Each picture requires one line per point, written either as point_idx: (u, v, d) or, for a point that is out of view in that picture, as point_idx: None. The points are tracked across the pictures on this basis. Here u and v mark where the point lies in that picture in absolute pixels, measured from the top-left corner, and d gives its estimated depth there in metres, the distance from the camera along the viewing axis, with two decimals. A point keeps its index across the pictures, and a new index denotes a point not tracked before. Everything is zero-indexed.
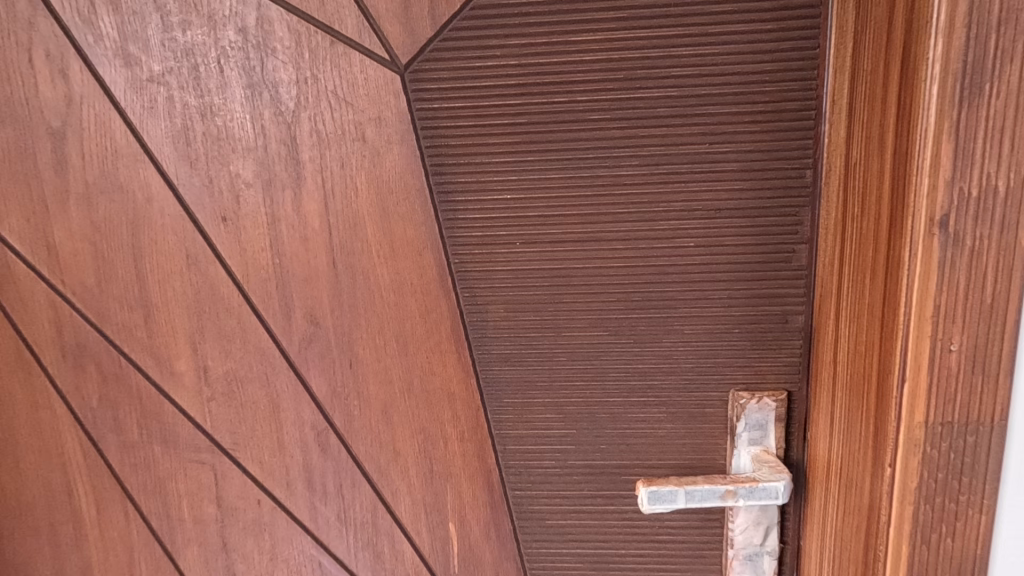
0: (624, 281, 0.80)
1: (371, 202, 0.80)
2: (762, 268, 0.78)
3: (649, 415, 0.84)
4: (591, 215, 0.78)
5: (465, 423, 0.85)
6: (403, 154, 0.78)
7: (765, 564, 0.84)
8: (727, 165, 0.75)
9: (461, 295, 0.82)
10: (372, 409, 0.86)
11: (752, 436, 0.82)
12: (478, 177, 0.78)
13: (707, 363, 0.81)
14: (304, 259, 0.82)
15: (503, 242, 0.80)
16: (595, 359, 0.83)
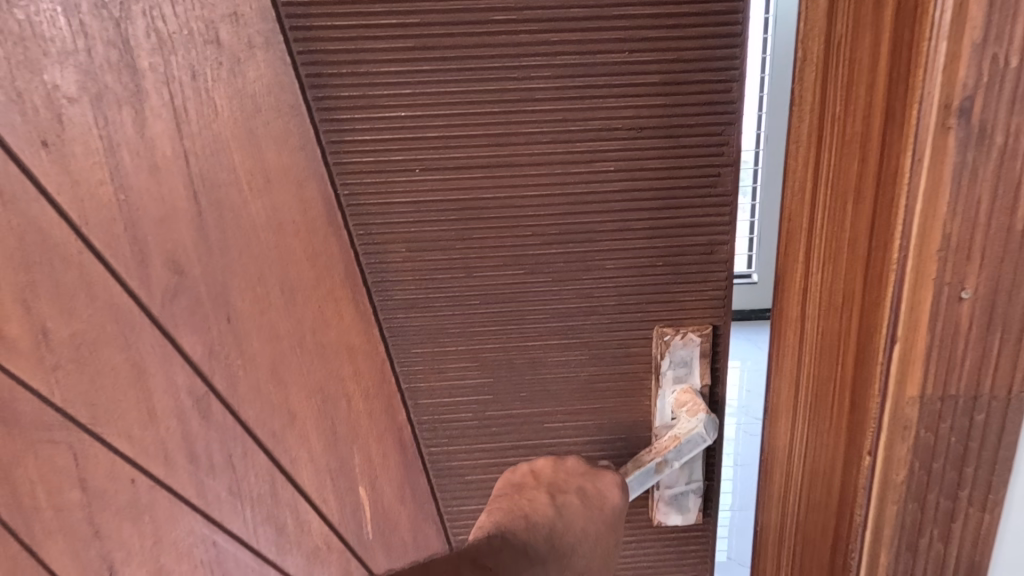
0: (540, 212, 0.72)
1: (234, 122, 0.65)
2: (688, 195, 0.72)
3: (570, 358, 0.78)
4: (501, 136, 0.69)
5: (370, 378, 0.76)
6: (269, 62, 0.64)
7: (691, 502, 0.82)
8: (650, 76, 0.67)
9: (357, 234, 0.70)
10: (258, 370, 0.74)
11: (677, 372, 0.78)
12: (367, 92, 0.66)
13: (631, 300, 0.76)
14: (155, 194, 0.67)
15: (403, 170, 0.69)
16: (511, 301, 0.75)
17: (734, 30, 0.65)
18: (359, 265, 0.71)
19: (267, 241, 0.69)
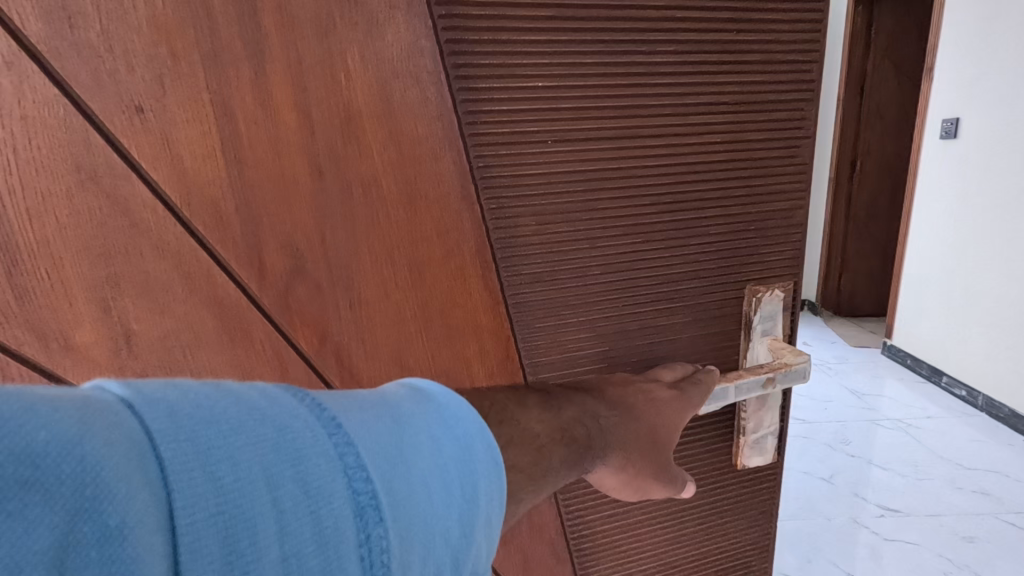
0: (667, 181, 0.70)
1: (370, 88, 0.59)
2: (781, 164, 0.74)
3: (680, 327, 0.79)
4: (637, 103, 0.66)
5: (494, 358, 0.72)
6: (409, 25, 0.58)
7: (769, 442, 0.85)
8: (754, 56, 0.67)
9: (486, 207, 0.66)
10: (382, 359, 0.67)
11: (765, 327, 0.81)
12: (506, 62, 0.60)
13: (740, 265, 0.77)
14: (274, 168, 0.57)
15: (534, 141, 0.64)
16: (633, 273, 0.73)
17: (828, 4, 0.68)
18: (487, 240, 0.67)
19: (394, 217, 0.63)
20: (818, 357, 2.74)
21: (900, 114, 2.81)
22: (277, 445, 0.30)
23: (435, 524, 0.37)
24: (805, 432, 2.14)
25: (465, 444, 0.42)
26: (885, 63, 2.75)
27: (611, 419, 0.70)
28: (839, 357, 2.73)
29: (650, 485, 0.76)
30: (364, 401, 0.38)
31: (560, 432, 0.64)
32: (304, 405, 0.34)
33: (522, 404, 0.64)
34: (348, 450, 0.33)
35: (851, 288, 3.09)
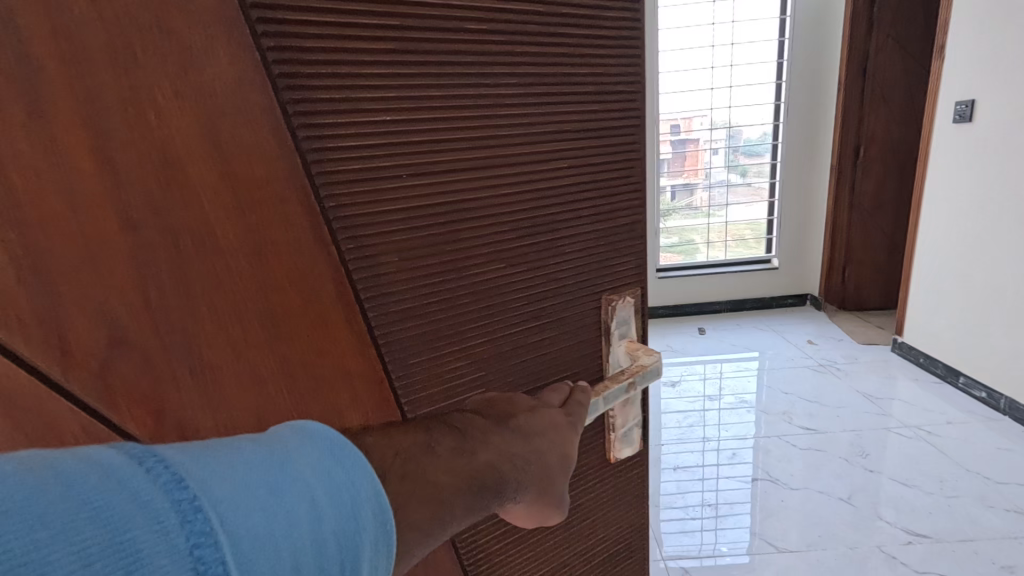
0: (530, 201, 0.66)
1: (190, 126, 0.50)
2: (622, 185, 0.73)
3: (557, 346, 0.75)
4: (490, 124, 0.61)
5: (369, 404, 0.65)
6: (234, 60, 0.50)
7: (636, 434, 0.80)
8: (586, 78, 0.66)
9: (343, 249, 0.58)
10: (233, 426, 0.59)
11: (621, 332, 0.80)
12: (348, 93, 0.54)
13: (607, 274, 0.76)
14: (64, 228, 0.48)
15: (382, 176, 0.58)
16: (509, 298, 0.68)
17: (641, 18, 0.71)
18: (347, 284, 0.59)
19: (236, 267, 0.55)
20: (826, 358, 2.58)
21: (905, 97, 2.72)
22: (113, 540, 0.26)
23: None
24: (817, 444, 2.01)
25: (352, 508, 0.35)
26: (887, 41, 2.64)
27: (518, 455, 0.58)
28: (848, 357, 2.56)
29: (545, 516, 0.64)
30: (234, 459, 0.33)
31: (467, 480, 0.51)
32: (153, 479, 0.29)
33: (428, 447, 0.51)
34: (209, 540, 0.29)
35: (857, 280, 2.99)
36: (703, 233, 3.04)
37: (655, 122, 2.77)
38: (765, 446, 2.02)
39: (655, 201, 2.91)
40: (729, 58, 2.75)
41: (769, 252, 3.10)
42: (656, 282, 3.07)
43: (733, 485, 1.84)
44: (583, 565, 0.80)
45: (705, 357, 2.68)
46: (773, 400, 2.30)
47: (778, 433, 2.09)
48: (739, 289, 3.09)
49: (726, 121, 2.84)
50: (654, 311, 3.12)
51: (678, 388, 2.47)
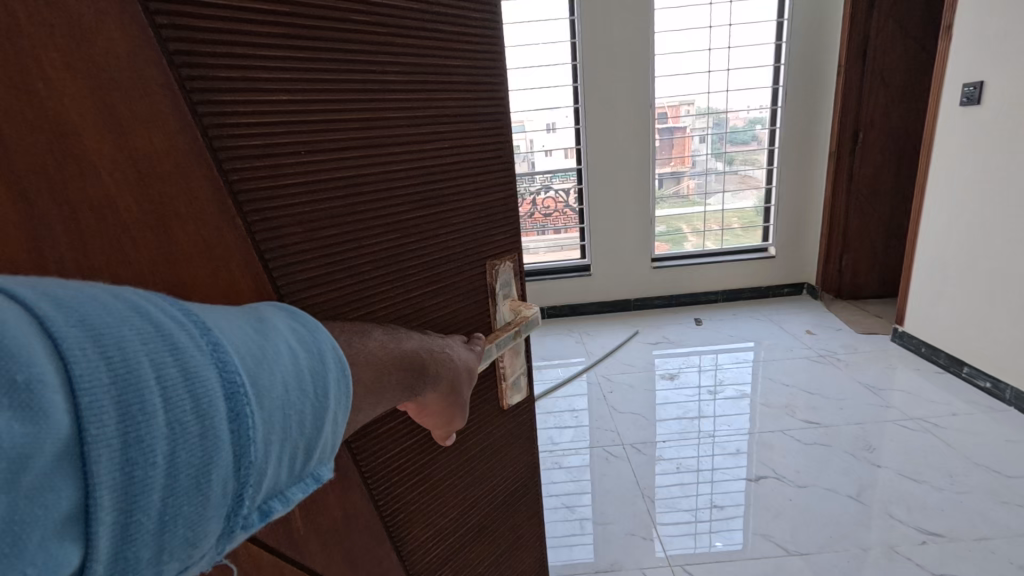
0: (420, 167, 0.63)
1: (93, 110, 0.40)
2: (493, 159, 0.73)
3: (446, 309, 0.71)
4: (372, 88, 0.56)
5: None
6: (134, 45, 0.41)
7: (524, 381, 0.86)
8: (458, 46, 0.65)
9: (250, 226, 0.50)
10: None
11: (505, 294, 0.80)
12: (247, 66, 0.47)
13: (487, 235, 0.75)
14: None
15: (281, 142, 0.50)
16: (404, 268, 0.64)
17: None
18: (259, 264, 0.51)
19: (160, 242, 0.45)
20: (824, 348, 2.45)
21: (905, 81, 2.65)
22: (159, 331, 0.32)
23: (292, 411, 0.37)
24: (823, 438, 1.79)
25: (316, 352, 0.41)
26: (888, 23, 2.56)
27: (435, 351, 0.59)
28: (847, 347, 2.46)
29: (448, 421, 0.64)
30: (224, 314, 0.38)
31: (395, 361, 0.52)
32: (172, 307, 0.35)
33: (360, 334, 0.53)
34: (221, 346, 0.34)
35: (853, 269, 2.96)
36: (700, 220, 3.00)
37: (649, 107, 2.73)
38: (766, 441, 1.81)
39: (650, 187, 2.86)
40: (726, 39, 2.69)
41: (765, 241, 3.06)
42: (651, 271, 3.04)
43: (728, 480, 1.67)
44: (482, 513, 0.87)
45: (700, 347, 2.60)
46: (775, 393, 2.09)
47: (781, 427, 1.87)
48: (734, 278, 3.07)
49: (709, 106, 2.80)
50: (649, 301, 3.09)
51: (678, 380, 2.31)
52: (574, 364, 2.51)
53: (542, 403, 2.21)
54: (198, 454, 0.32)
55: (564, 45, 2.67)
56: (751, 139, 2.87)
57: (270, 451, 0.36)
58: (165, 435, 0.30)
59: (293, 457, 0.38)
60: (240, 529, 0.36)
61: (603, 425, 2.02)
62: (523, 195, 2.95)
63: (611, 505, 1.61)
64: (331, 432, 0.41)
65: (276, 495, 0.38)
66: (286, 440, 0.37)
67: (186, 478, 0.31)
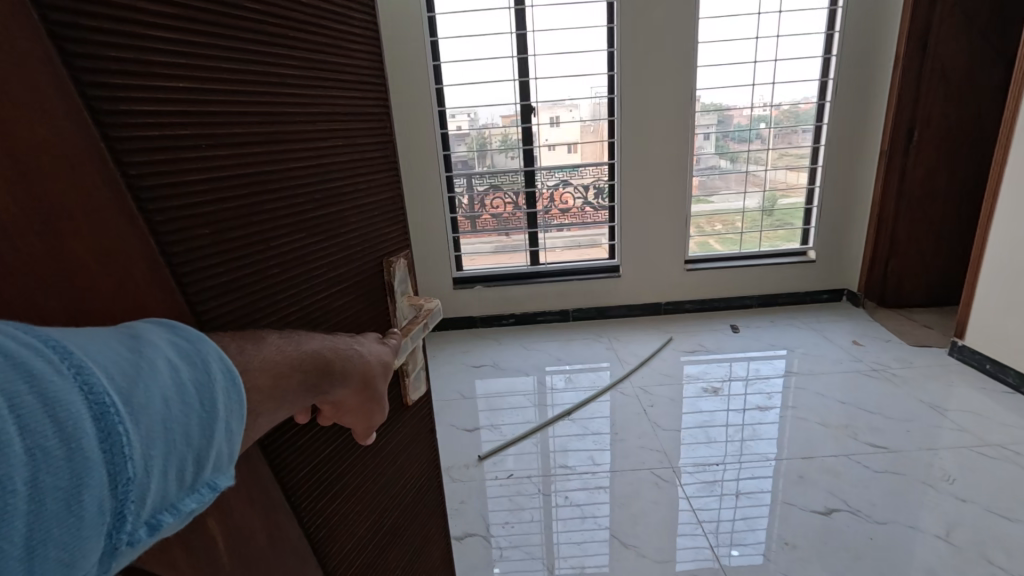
0: (328, 169, 0.57)
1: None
2: (387, 159, 0.69)
3: (356, 315, 0.63)
4: (275, 86, 0.49)
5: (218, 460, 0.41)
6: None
7: (424, 376, 0.81)
8: (349, 43, 0.60)
9: (158, 227, 0.39)
10: None
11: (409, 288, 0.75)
12: (135, 38, 0.37)
13: (388, 235, 0.69)
14: None
15: (177, 126, 0.40)
16: (315, 275, 0.55)
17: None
18: (169, 277, 0.40)
19: (27, 265, 0.31)
20: (877, 362, 2.27)
21: (966, 73, 2.43)
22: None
23: (176, 423, 0.31)
24: (893, 466, 1.61)
25: (202, 361, 0.34)
26: (951, 11, 2.34)
27: (350, 346, 0.50)
28: (901, 361, 2.26)
29: (366, 422, 0.55)
30: (81, 331, 0.31)
31: (293, 361, 0.42)
32: (19, 330, 0.28)
33: (252, 338, 0.42)
34: (81, 361, 0.28)
35: (899, 275, 2.73)
36: (736, 223, 2.84)
37: (693, 98, 2.57)
38: (831, 465, 1.64)
39: (689, 184, 2.71)
40: (776, 27, 2.51)
41: (804, 244, 2.88)
42: (684, 274, 2.88)
43: (792, 512, 1.48)
44: (397, 519, 0.80)
45: (736, 354, 2.46)
46: (836, 414, 1.89)
47: (846, 452, 1.68)
48: (773, 283, 2.89)
49: (751, 100, 2.61)
50: (680, 306, 2.93)
51: (724, 393, 2.12)
52: (604, 371, 2.37)
53: (573, 414, 2.05)
54: (62, 478, 0.26)
55: (602, 30, 2.52)
56: (754, 136, 2.68)
57: (154, 467, 0.30)
58: (22, 463, 0.25)
59: (185, 470, 0.32)
60: (125, 548, 0.30)
61: (640, 441, 1.84)
62: (540, 188, 2.77)
63: (659, 535, 1.45)
64: (231, 442, 0.35)
65: (167, 509, 0.32)
66: (172, 455, 0.31)
67: (50, 507, 0.26)
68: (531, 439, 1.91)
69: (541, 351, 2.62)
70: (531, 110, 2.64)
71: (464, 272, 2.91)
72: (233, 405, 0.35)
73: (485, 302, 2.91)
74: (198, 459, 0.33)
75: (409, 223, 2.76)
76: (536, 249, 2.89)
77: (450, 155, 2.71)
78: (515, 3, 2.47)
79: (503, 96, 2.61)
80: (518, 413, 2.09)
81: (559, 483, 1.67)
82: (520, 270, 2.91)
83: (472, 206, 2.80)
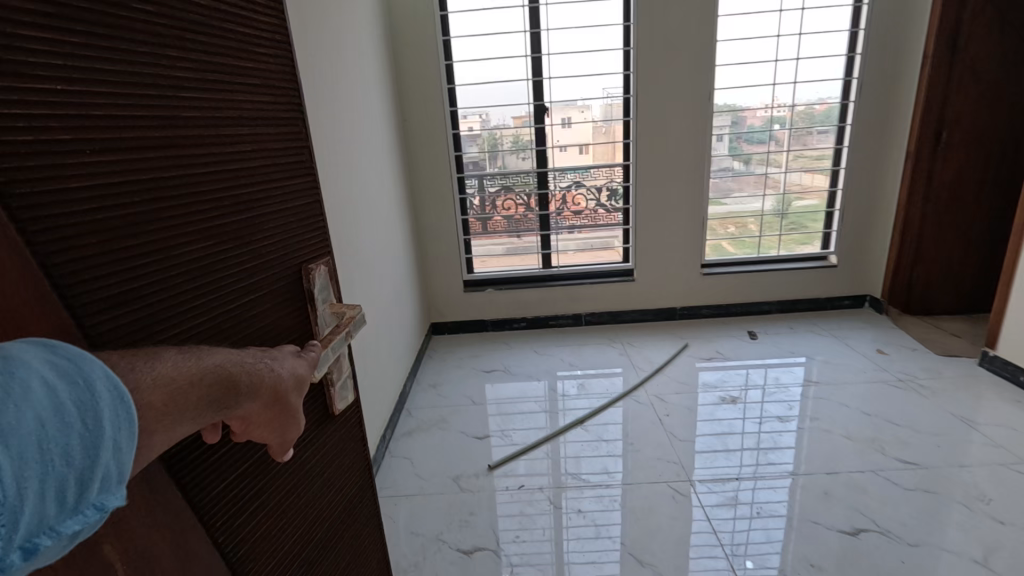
0: (222, 191, 0.64)
1: None
2: (285, 182, 0.76)
3: (256, 322, 0.69)
4: (168, 118, 0.56)
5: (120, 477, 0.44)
6: None
7: (350, 384, 0.87)
8: (241, 82, 0.67)
9: (38, 241, 0.44)
10: None
11: (323, 299, 0.83)
12: (27, 79, 0.43)
13: (289, 250, 0.76)
14: None
15: (71, 155, 0.47)
16: (209, 285, 0.62)
17: (271, 23, 0.74)
18: (49, 289, 0.45)
19: None
20: (903, 371, 2.18)
21: (999, 72, 2.33)
22: None
23: (53, 445, 0.36)
24: (925, 484, 1.53)
25: (81, 386, 0.38)
26: (985, 6, 2.25)
27: (264, 362, 0.56)
28: (929, 371, 2.16)
29: (281, 431, 0.61)
30: None
31: (195, 377, 0.47)
32: None
33: (152, 359, 0.45)
34: None
35: (925, 281, 2.63)
36: (756, 226, 2.75)
37: (711, 98, 2.51)
38: (856, 482, 1.56)
39: (705, 185, 2.64)
40: (798, 25, 2.43)
41: (826, 248, 2.80)
42: (701, 278, 2.81)
43: (818, 533, 1.41)
44: (327, 528, 0.83)
45: (754, 361, 2.38)
46: (862, 426, 1.81)
47: (873, 468, 1.61)
48: (795, 289, 2.81)
49: (772, 100, 2.53)
50: (696, 311, 2.86)
51: (742, 404, 2.03)
52: (617, 378, 2.31)
53: (587, 423, 1.99)
54: None
55: (618, 28, 2.46)
56: (767, 138, 2.59)
57: (26, 487, 0.34)
58: None
59: (63, 489, 0.36)
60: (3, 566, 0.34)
61: (657, 453, 1.78)
62: (552, 189, 2.72)
63: (677, 553, 1.38)
64: (114, 462, 0.40)
65: (46, 529, 0.36)
66: (50, 474, 0.35)
67: None
68: (543, 449, 1.85)
69: (553, 356, 2.57)
70: (545, 111, 2.58)
71: (475, 275, 2.86)
72: (116, 429, 0.39)
73: (496, 306, 2.87)
74: (77, 477, 0.37)
75: (419, 226, 2.72)
76: (549, 251, 2.83)
77: (461, 156, 2.67)
78: (529, 2, 2.42)
79: (516, 96, 2.56)
80: (529, 420, 2.03)
81: (570, 494, 1.62)
82: (532, 273, 2.85)
83: (483, 207, 2.75)
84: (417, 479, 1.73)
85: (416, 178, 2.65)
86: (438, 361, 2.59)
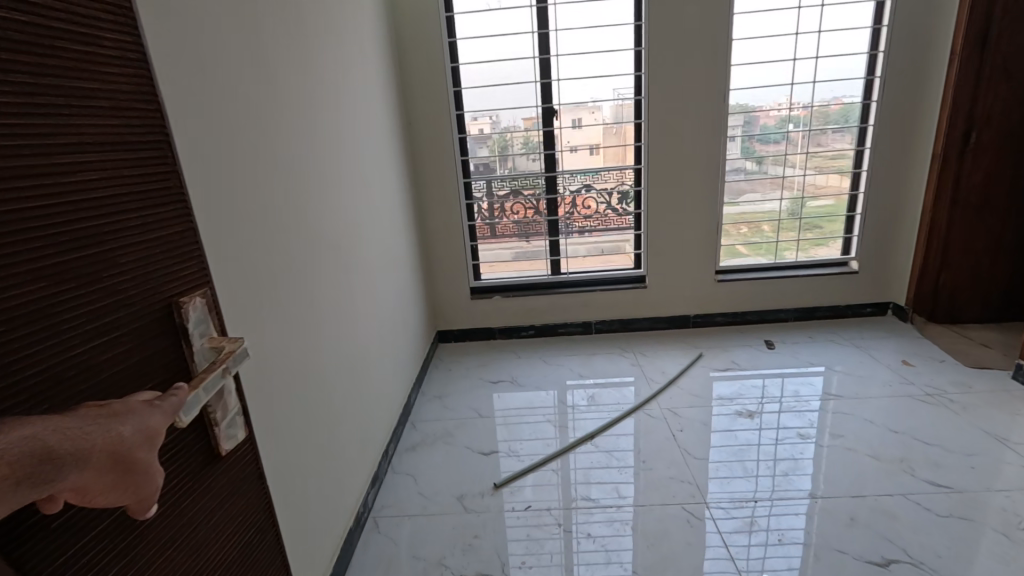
0: (37, 234, 0.52)
1: None
2: (137, 215, 0.65)
3: (99, 380, 0.58)
4: None
5: None
6: None
7: (241, 419, 0.81)
8: (67, 102, 0.56)
9: None
10: None
11: (201, 332, 0.74)
12: None
13: (146, 290, 0.66)
14: None
15: None
16: (21, 347, 0.50)
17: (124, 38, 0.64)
18: None
19: None
20: (930, 385, 2.07)
21: None
22: None
23: None
24: (959, 510, 1.43)
25: None
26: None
27: (102, 423, 0.50)
28: (958, 385, 2.05)
29: (142, 493, 0.55)
30: None
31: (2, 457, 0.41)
32: None
33: None
34: None
35: (952, 288, 2.51)
36: (774, 231, 2.65)
37: (725, 99, 2.42)
38: (885, 506, 1.47)
39: (720, 188, 2.55)
40: (817, 22, 2.33)
41: (846, 254, 2.69)
42: (715, 285, 2.71)
43: (844, 562, 1.32)
44: None
45: (771, 371, 2.29)
46: (887, 444, 1.72)
47: (902, 490, 1.52)
48: (814, 295, 2.71)
49: (790, 100, 2.44)
50: (710, 319, 2.77)
51: (759, 419, 1.93)
52: (629, 388, 2.24)
53: (597, 439, 1.91)
54: None
55: (629, 28, 2.39)
56: (780, 138, 2.49)
57: None
58: None
59: None
60: None
61: (671, 471, 1.69)
62: (561, 193, 2.64)
63: None
64: None
65: None
66: None
67: None
68: (550, 467, 1.77)
69: (562, 366, 2.49)
70: (553, 112, 2.52)
71: (482, 281, 2.80)
72: None
73: (504, 313, 2.80)
74: None
75: (425, 231, 2.67)
76: (558, 257, 2.76)
77: (468, 160, 2.61)
78: (537, 2, 2.36)
79: (524, 98, 2.49)
80: (538, 435, 1.96)
81: (580, 516, 1.54)
82: (540, 279, 2.78)
83: (491, 211, 2.69)
84: (420, 498, 1.66)
85: (421, 183, 2.59)
86: (444, 370, 2.53)
